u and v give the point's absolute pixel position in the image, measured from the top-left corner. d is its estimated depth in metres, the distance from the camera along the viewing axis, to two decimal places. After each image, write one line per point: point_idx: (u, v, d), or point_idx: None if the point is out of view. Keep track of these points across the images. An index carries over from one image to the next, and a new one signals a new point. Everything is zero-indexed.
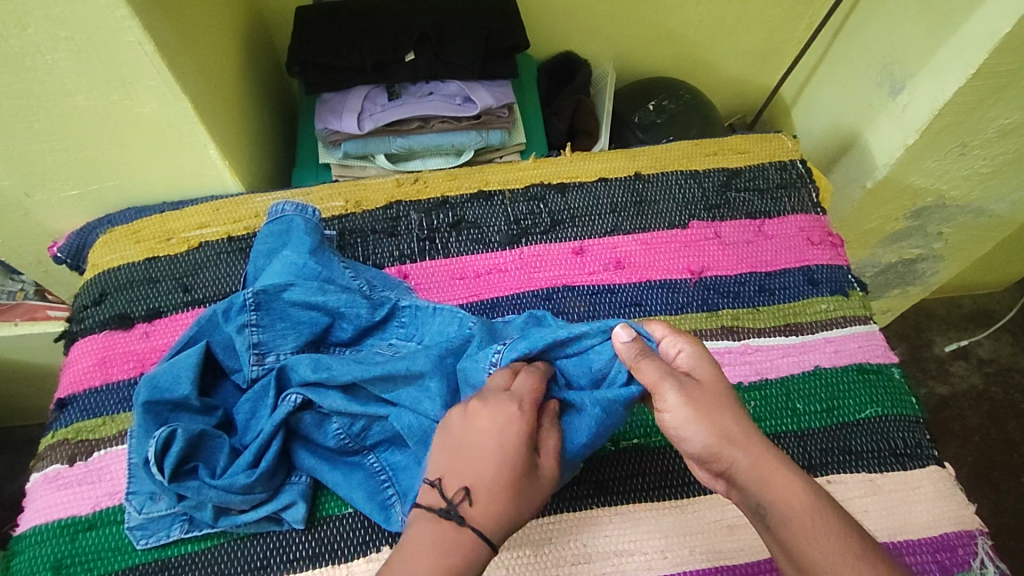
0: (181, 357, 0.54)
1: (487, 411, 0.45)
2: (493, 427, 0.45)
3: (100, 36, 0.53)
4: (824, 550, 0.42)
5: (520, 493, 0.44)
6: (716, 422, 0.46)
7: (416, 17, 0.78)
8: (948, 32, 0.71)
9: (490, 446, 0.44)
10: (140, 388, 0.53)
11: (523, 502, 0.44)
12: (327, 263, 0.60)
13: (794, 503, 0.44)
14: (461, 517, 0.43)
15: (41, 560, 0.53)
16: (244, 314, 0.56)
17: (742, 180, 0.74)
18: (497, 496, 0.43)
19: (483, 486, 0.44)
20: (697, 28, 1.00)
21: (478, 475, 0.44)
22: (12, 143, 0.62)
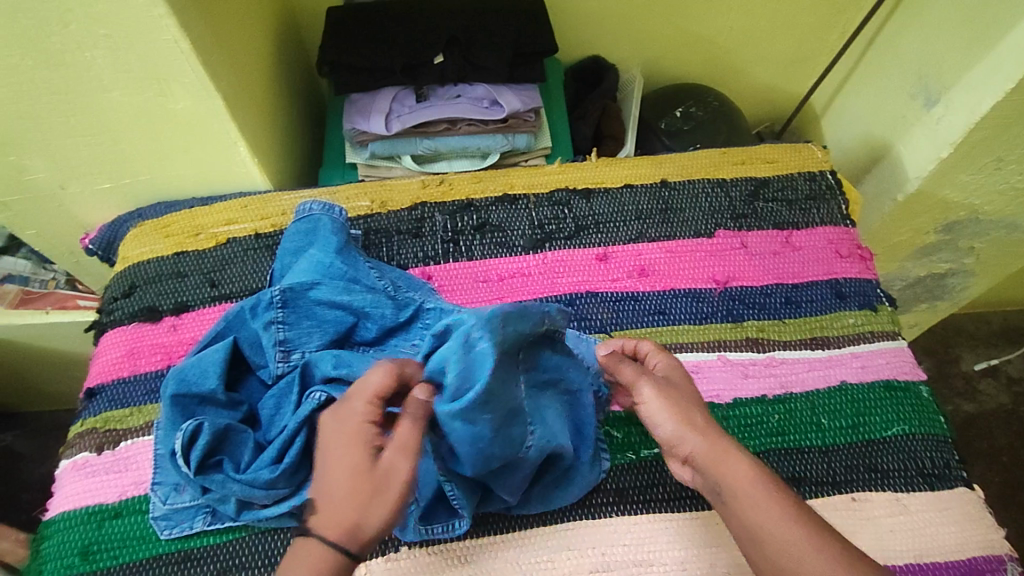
0: (209, 352, 0.55)
1: (327, 422, 0.48)
2: (336, 433, 0.46)
3: (139, 34, 0.54)
4: (769, 516, 0.44)
5: (360, 491, 0.44)
6: (683, 412, 0.49)
7: (445, 20, 0.79)
8: (987, 44, 0.69)
9: (337, 457, 0.45)
10: (168, 381, 0.54)
11: (366, 507, 0.44)
12: (353, 263, 0.61)
13: (743, 478, 0.46)
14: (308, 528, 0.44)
15: (69, 546, 0.54)
16: (271, 311, 0.57)
17: (770, 190, 0.73)
18: (334, 503, 0.44)
19: (331, 495, 0.44)
20: (727, 34, 0.99)
21: (319, 486, 0.45)
22: (49, 136, 0.63)
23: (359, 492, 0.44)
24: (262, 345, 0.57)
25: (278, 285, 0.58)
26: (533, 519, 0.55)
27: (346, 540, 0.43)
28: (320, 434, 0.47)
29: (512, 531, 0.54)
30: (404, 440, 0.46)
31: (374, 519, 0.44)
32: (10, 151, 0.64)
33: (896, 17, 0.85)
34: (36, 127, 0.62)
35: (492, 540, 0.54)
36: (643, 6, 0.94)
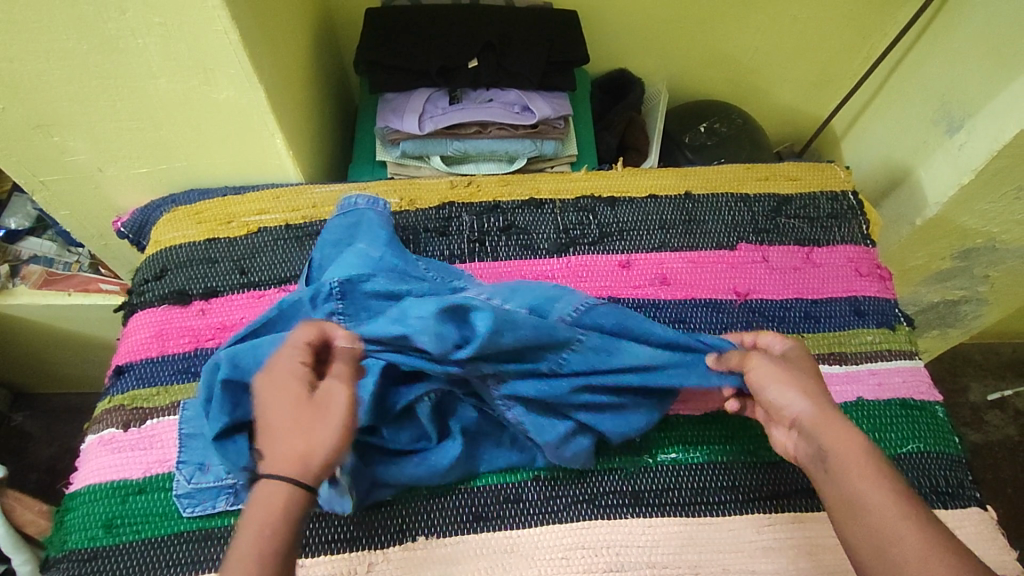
0: (267, 343, 0.54)
1: (264, 379, 0.48)
2: (266, 385, 0.48)
3: (193, 24, 0.56)
4: (876, 489, 0.45)
5: (303, 422, 0.46)
6: (800, 385, 0.51)
7: (481, 26, 0.81)
8: (1012, 74, 0.71)
9: (269, 404, 0.47)
10: (221, 363, 0.53)
11: (311, 436, 0.46)
12: (403, 258, 0.62)
13: (852, 450, 0.47)
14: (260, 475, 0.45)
15: (93, 518, 0.55)
16: (331, 302, 0.57)
17: (793, 207, 0.75)
18: (284, 439, 0.46)
19: (272, 434, 0.46)
20: (752, 54, 1.01)
21: (267, 434, 0.46)
22: (95, 119, 0.65)
23: (300, 425, 0.46)
24: None
25: (336, 277, 0.58)
26: (547, 515, 0.56)
27: (299, 472, 0.45)
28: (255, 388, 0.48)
29: (527, 526, 0.55)
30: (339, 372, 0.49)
31: (323, 444, 0.46)
32: (55, 131, 0.66)
33: (921, 45, 0.87)
34: (82, 108, 0.64)
35: (508, 533, 0.55)
36: (672, 23, 0.96)
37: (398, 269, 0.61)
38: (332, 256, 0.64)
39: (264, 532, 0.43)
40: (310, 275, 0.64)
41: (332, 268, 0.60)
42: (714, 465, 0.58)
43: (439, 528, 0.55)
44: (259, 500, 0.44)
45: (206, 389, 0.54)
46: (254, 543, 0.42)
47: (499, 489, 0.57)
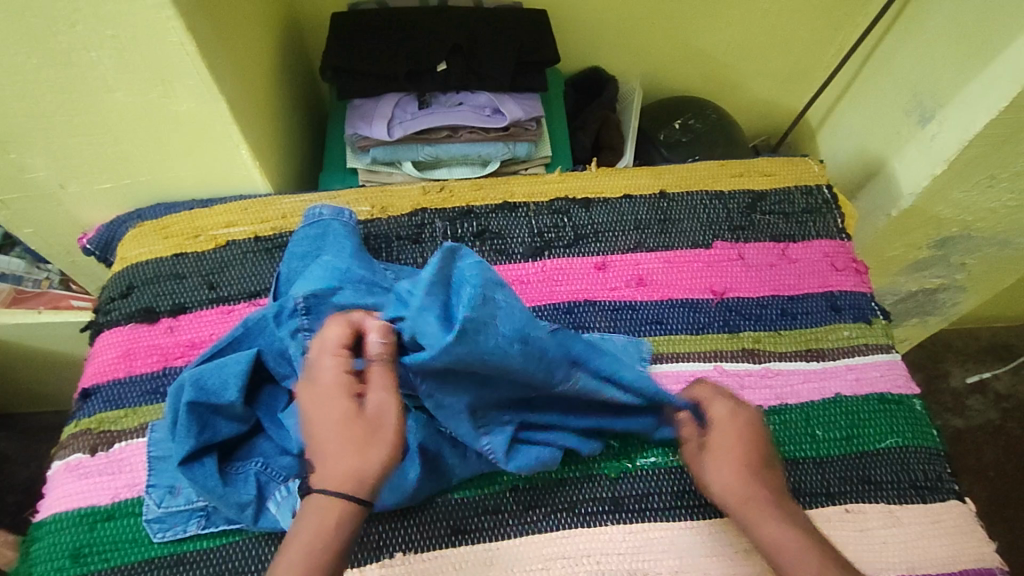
0: (232, 362, 0.53)
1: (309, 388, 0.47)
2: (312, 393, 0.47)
3: (145, 35, 0.55)
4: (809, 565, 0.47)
5: (352, 438, 0.45)
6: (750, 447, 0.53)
7: (449, 28, 0.80)
8: (980, 64, 0.71)
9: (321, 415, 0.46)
10: (185, 388, 0.52)
11: (366, 454, 0.45)
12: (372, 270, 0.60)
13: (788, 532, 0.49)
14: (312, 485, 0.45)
15: (60, 548, 0.53)
16: (296, 319, 0.55)
17: (767, 203, 0.74)
18: (342, 452, 0.45)
19: (320, 443, 0.46)
20: (725, 48, 1.00)
21: (314, 446, 0.46)
22: (51, 135, 0.63)
23: (356, 441, 0.45)
24: (289, 356, 0.55)
25: (300, 292, 0.55)
26: (526, 526, 0.55)
27: (354, 490, 0.44)
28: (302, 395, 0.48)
29: (506, 538, 0.54)
30: (383, 382, 0.47)
31: (372, 460, 0.45)
32: (11, 149, 0.64)
33: (891, 36, 0.87)
34: (37, 125, 0.62)
35: (487, 546, 0.54)
36: (643, 20, 0.95)
37: (365, 279, 0.58)
38: (299, 270, 0.62)
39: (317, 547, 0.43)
40: (277, 289, 0.62)
41: (299, 282, 0.57)
42: None
43: (416, 543, 0.54)
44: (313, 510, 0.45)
45: (170, 414, 0.53)
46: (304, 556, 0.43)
47: (475, 502, 0.56)
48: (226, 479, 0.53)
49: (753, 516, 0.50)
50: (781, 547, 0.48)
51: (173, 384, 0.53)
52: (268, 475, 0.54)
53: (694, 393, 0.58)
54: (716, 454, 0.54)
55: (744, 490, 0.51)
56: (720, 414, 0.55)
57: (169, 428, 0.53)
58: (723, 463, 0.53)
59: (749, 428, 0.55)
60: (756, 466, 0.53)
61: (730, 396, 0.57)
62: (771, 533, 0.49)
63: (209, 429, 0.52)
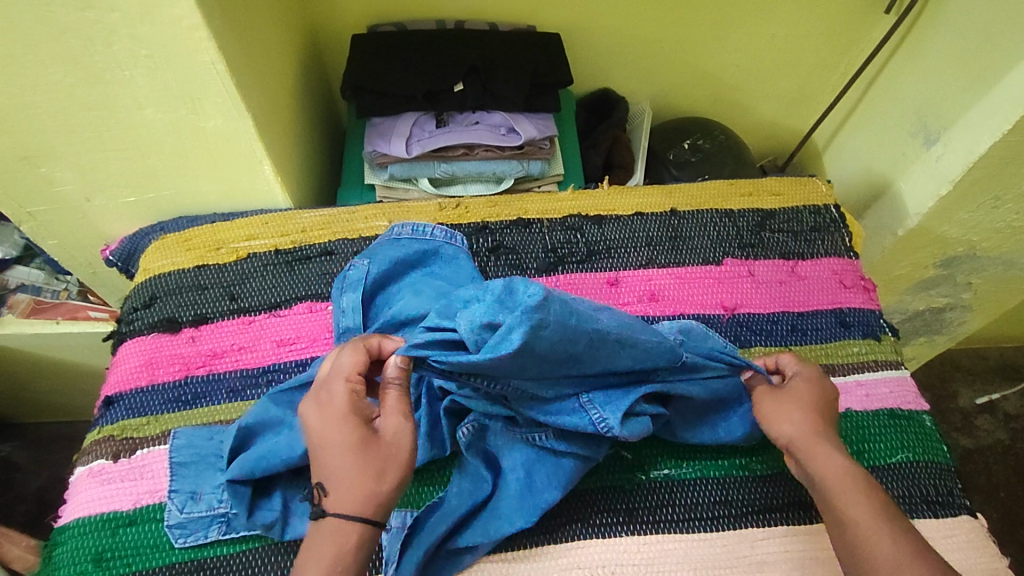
0: None
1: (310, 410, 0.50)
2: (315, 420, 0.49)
3: (177, 54, 0.57)
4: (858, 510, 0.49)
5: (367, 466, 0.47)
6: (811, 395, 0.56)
7: (465, 51, 0.83)
8: (983, 88, 0.73)
9: (316, 436, 0.49)
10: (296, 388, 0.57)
11: (375, 473, 0.47)
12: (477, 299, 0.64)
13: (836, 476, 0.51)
14: (322, 510, 0.47)
15: (83, 552, 0.54)
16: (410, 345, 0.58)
17: (776, 221, 0.76)
18: (347, 476, 0.47)
19: (327, 467, 0.48)
20: (732, 71, 1.03)
21: (324, 470, 0.48)
22: (81, 150, 0.65)
23: (364, 464, 0.47)
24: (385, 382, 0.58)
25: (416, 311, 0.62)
26: (542, 538, 0.55)
27: (359, 508, 0.46)
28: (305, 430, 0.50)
29: (522, 547, 0.55)
30: (400, 406, 0.50)
31: (384, 480, 0.47)
32: (43, 163, 0.66)
33: (895, 61, 0.90)
34: (68, 139, 0.64)
35: (505, 556, 0.55)
36: (653, 43, 0.98)
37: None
38: (392, 277, 0.66)
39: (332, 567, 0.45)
40: (366, 288, 0.65)
41: (411, 297, 0.63)
42: (705, 483, 0.59)
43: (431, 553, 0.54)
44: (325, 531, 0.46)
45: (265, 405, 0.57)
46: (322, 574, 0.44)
47: None
48: (253, 508, 0.54)
49: (814, 453, 0.53)
50: (835, 489, 0.50)
51: (267, 395, 0.57)
52: (292, 487, 0.56)
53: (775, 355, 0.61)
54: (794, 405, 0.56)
55: (801, 427, 0.54)
56: (801, 372, 0.58)
57: (233, 447, 0.55)
58: (789, 409, 0.55)
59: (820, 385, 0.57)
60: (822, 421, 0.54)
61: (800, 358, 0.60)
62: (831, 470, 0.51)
63: (271, 456, 0.53)
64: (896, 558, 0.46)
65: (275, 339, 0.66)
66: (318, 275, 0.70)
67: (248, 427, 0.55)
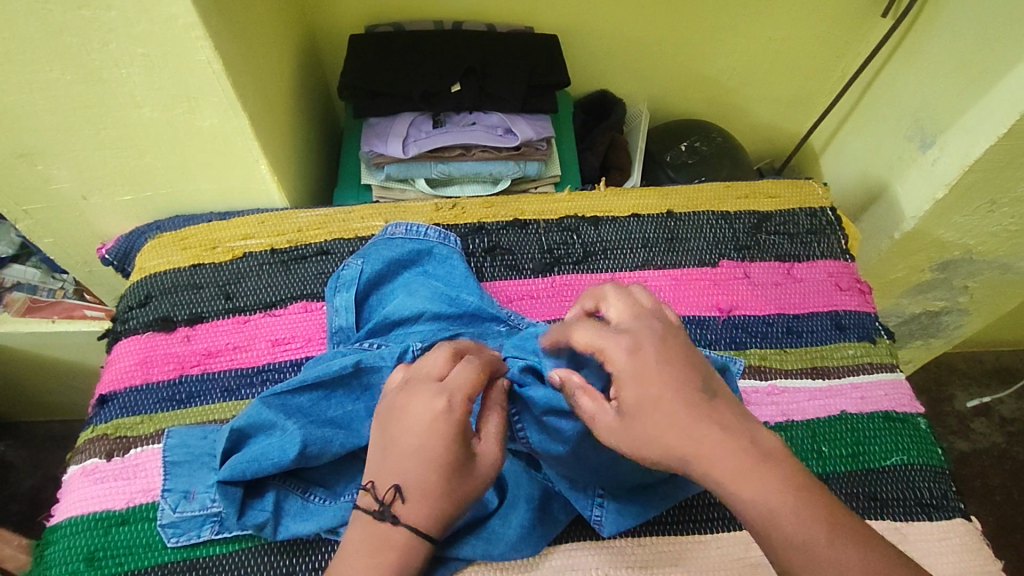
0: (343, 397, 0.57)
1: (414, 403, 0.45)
2: (419, 421, 0.45)
3: (173, 53, 0.57)
4: None
5: (456, 487, 0.44)
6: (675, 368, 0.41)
7: (463, 52, 0.83)
8: (979, 92, 0.73)
9: (414, 441, 0.44)
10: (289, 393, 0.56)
11: (456, 498, 0.44)
12: (475, 295, 0.64)
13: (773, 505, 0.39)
14: (394, 516, 0.44)
15: (75, 551, 0.54)
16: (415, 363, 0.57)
17: (772, 223, 0.76)
18: (428, 494, 0.44)
19: (411, 476, 0.44)
20: (730, 73, 1.03)
21: (408, 477, 0.44)
22: (77, 148, 0.65)
23: (455, 486, 0.44)
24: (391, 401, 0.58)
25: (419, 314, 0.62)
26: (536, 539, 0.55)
27: (430, 528, 0.44)
28: (393, 430, 0.46)
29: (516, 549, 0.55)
30: (501, 433, 0.47)
31: (462, 505, 0.45)
32: (38, 161, 0.66)
33: (892, 64, 0.90)
34: (64, 138, 0.64)
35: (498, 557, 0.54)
36: (651, 45, 0.98)
37: (470, 305, 0.63)
38: (389, 276, 0.66)
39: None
40: (365, 295, 0.65)
41: (406, 297, 0.63)
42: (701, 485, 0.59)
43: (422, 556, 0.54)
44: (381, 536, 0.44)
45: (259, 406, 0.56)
46: None
47: None
48: (244, 507, 0.54)
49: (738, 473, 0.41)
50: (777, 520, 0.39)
51: (261, 396, 0.56)
52: (287, 488, 0.55)
53: (609, 315, 0.47)
54: (656, 401, 0.40)
55: (663, 439, 0.40)
56: (624, 361, 0.42)
57: (225, 448, 0.55)
58: (634, 420, 0.41)
59: (671, 347, 0.43)
60: (696, 404, 0.40)
61: (634, 312, 0.45)
62: (758, 504, 0.38)
63: (262, 458, 0.53)
64: (839, 564, 0.36)
65: (271, 338, 0.66)
66: (314, 274, 0.70)
67: (240, 429, 0.55)
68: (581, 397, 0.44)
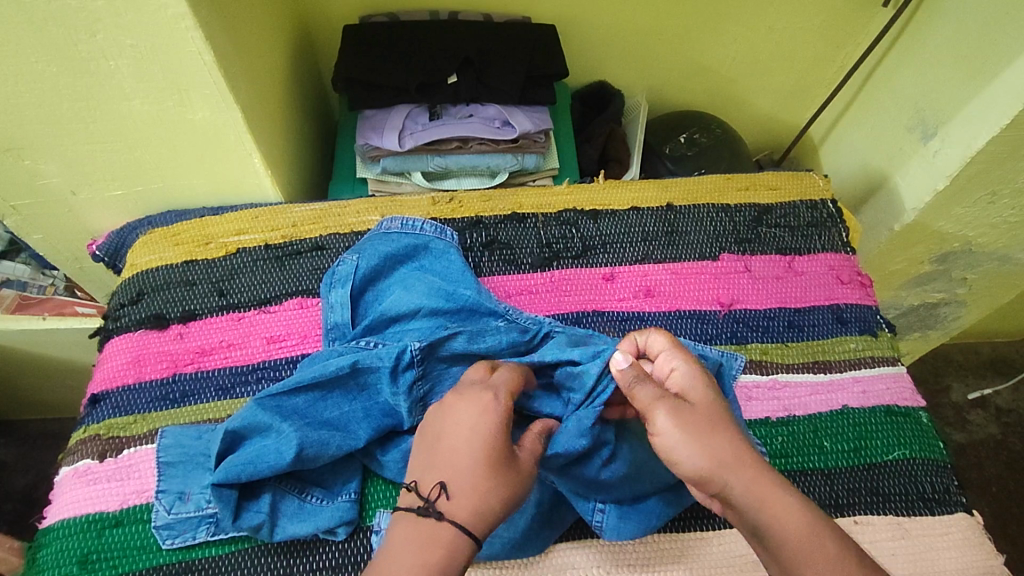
0: (340, 397, 0.56)
1: (464, 401, 0.47)
2: (472, 421, 0.46)
3: (162, 45, 0.55)
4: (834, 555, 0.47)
5: (500, 483, 0.44)
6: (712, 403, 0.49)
7: (459, 42, 0.81)
8: (981, 83, 0.72)
9: (467, 437, 0.45)
10: (284, 392, 0.55)
11: (504, 494, 0.44)
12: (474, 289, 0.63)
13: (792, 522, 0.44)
14: (440, 512, 0.43)
15: (68, 554, 0.53)
16: (413, 369, 0.56)
17: (773, 216, 0.75)
18: (480, 489, 0.44)
19: (457, 470, 0.44)
20: (729, 64, 1.02)
21: (454, 471, 0.44)
22: (66, 143, 0.64)
23: (501, 482, 0.44)
24: (397, 409, 0.56)
25: (418, 312, 0.61)
26: None
27: (477, 528, 0.43)
28: (438, 429, 0.47)
29: None
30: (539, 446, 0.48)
31: (505, 502, 0.44)
32: (25, 155, 0.64)
33: (892, 55, 0.89)
34: (52, 132, 0.62)
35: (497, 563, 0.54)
36: (649, 35, 0.97)
37: (469, 300, 0.62)
38: (387, 271, 0.65)
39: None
40: (366, 298, 0.64)
41: (403, 292, 0.62)
42: None
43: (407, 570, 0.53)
44: (415, 540, 0.42)
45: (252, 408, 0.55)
46: None
47: None
48: (239, 509, 0.53)
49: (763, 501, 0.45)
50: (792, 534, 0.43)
51: (255, 397, 0.55)
52: (283, 490, 0.54)
53: (654, 349, 0.53)
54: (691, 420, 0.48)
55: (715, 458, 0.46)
56: (684, 375, 0.51)
57: (220, 450, 0.53)
58: (693, 434, 0.46)
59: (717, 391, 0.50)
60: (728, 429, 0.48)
61: (686, 355, 0.51)
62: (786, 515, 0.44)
63: (258, 460, 0.52)
64: None
65: (266, 335, 0.65)
66: (309, 270, 0.68)
67: (235, 431, 0.54)
68: (645, 384, 0.49)
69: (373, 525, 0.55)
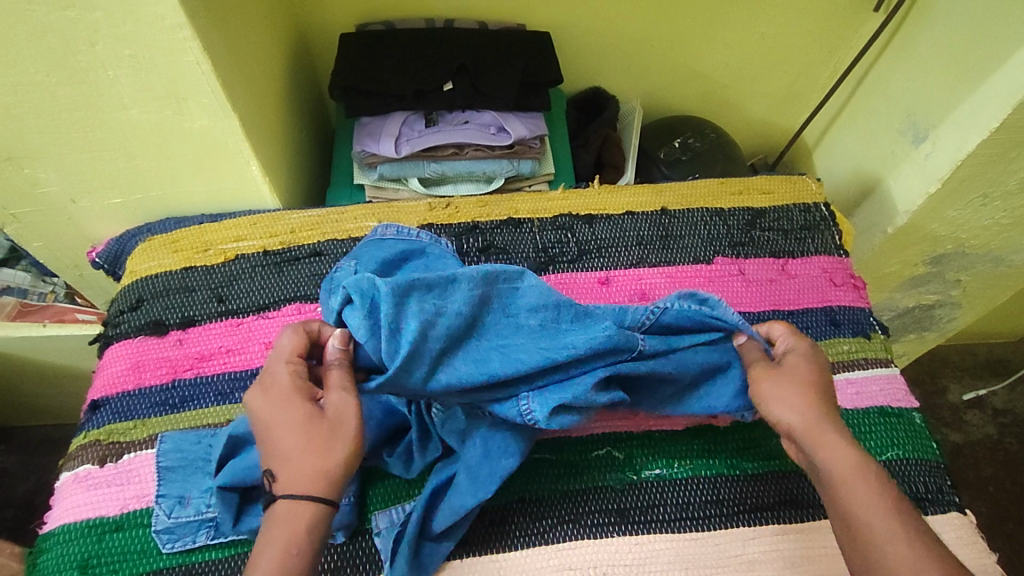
0: None
1: (260, 396, 0.49)
2: (266, 405, 0.48)
3: (160, 55, 0.56)
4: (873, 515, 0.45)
5: (313, 439, 0.47)
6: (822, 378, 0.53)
7: (455, 51, 0.82)
8: (970, 87, 0.73)
9: (272, 420, 0.48)
10: None
11: (323, 448, 0.46)
12: None
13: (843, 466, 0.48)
14: (274, 495, 0.46)
15: (69, 559, 0.54)
16: None
17: (766, 220, 0.76)
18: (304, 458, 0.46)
19: (279, 450, 0.47)
20: (722, 69, 1.03)
21: (276, 455, 0.47)
22: (66, 151, 0.65)
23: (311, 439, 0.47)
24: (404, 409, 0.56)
25: None
26: (533, 538, 0.55)
27: (315, 487, 0.46)
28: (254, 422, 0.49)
29: (515, 549, 0.55)
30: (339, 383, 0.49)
31: (332, 454, 0.47)
32: (26, 164, 0.65)
33: (884, 60, 0.90)
34: (52, 140, 0.63)
35: (495, 557, 0.55)
36: (643, 42, 0.98)
37: None
38: (379, 274, 0.64)
39: (288, 549, 0.44)
40: None
41: None
42: (699, 481, 0.59)
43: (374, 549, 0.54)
44: (279, 520, 0.45)
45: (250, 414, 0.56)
46: (276, 563, 0.43)
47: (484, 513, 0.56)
48: (239, 514, 0.54)
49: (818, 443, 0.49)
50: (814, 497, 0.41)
51: None
52: None
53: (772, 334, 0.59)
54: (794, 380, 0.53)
55: (803, 414, 0.51)
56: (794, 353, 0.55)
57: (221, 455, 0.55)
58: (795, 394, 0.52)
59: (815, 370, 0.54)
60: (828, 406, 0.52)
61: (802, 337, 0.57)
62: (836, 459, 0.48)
63: (259, 465, 0.53)
64: None
65: (264, 341, 0.65)
66: (307, 276, 0.69)
67: (235, 437, 0.55)
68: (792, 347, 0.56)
69: (373, 526, 0.55)
